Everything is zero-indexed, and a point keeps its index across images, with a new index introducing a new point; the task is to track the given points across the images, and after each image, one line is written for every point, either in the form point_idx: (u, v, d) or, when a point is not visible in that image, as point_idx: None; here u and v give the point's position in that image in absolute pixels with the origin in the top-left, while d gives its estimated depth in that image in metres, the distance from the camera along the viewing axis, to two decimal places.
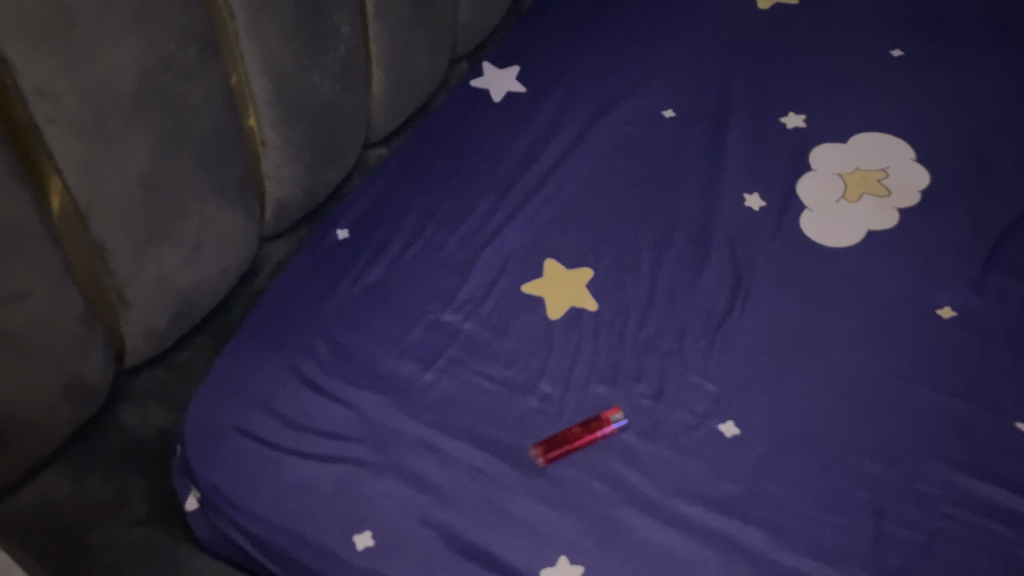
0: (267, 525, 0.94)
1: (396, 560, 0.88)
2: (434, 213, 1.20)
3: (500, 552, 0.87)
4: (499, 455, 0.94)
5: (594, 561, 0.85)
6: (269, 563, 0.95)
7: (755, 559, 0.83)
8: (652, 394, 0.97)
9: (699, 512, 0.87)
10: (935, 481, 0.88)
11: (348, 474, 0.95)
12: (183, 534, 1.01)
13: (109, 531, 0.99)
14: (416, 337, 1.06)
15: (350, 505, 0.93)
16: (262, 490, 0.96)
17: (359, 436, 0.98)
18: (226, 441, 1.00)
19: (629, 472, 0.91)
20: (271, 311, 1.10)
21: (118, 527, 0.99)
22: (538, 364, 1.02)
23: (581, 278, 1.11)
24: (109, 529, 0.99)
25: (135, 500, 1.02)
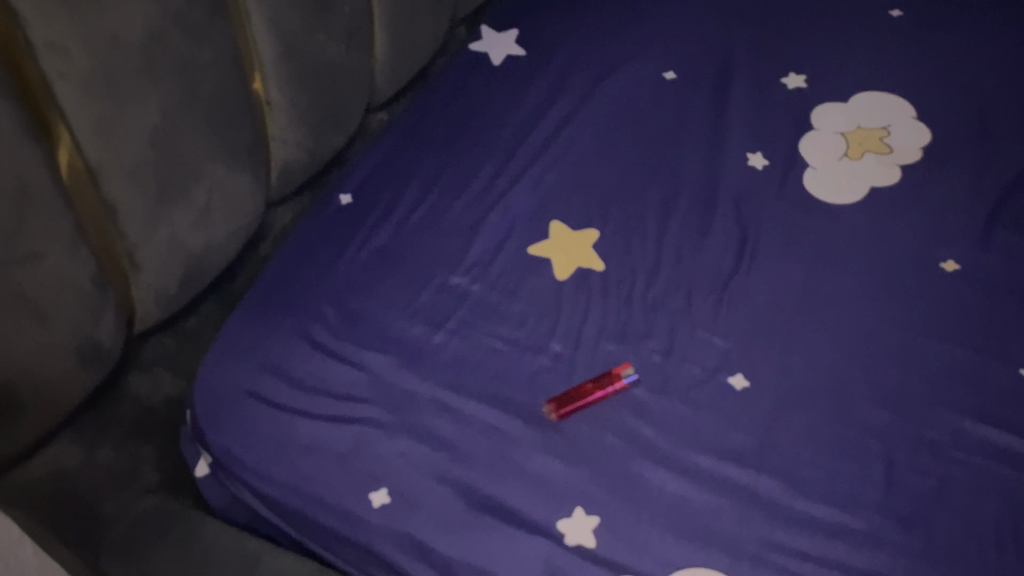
0: (283, 487, 0.95)
1: (414, 517, 0.89)
2: (438, 177, 1.20)
3: (517, 506, 0.88)
4: (512, 412, 0.95)
5: (611, 511, 0.86)
6: (280, 522, 0.97)
7: (769, 506, 0.84)
8: (661, 351, 0.98)
9: (713, 463, 0.88)
10: (944, 428, 0.89)
11: (363, 434, 0.96)
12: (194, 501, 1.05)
13: (121, 501, 1.01)
14: (426, 300, 1.07)
15: (366, 464, 0.94)
16: (278, 453, 0.96)
17: (372, 398, 0.99)
18: (241, 406, 1.00)
19: (641, 425, 0.92)
20: (280, 279, 1.11)
21: (130, 496, 1.02)
22: (548, 323, 1.03)
23: (587, 239, 1.11)
24: (121, 499, 1.01)
25: (146, 469, 1.06)
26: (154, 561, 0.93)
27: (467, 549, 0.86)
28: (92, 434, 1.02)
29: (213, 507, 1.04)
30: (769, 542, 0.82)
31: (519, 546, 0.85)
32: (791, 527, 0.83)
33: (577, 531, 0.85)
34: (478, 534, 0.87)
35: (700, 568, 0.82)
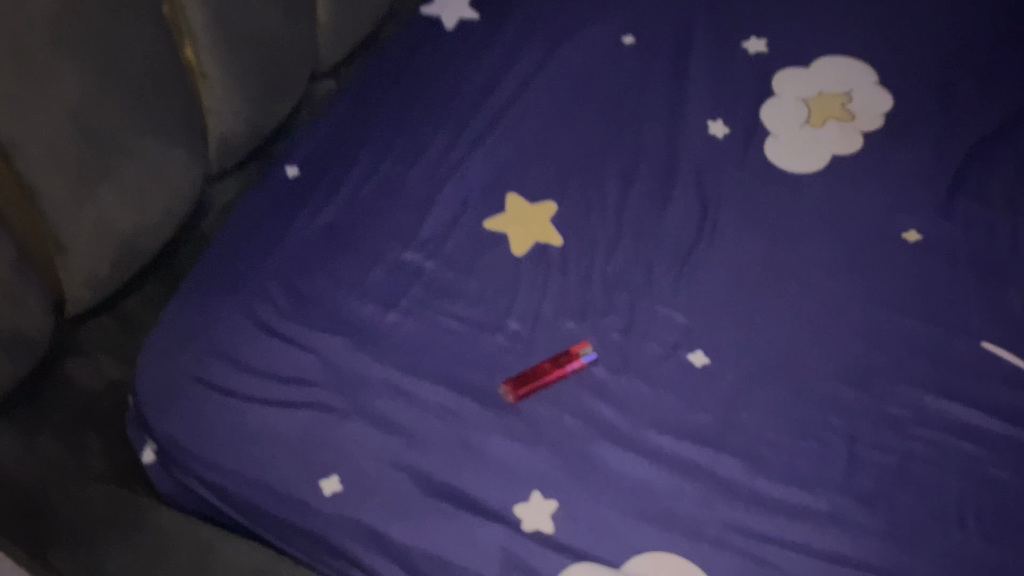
0: (232, 477, 0.91)
1: (368, 505, 0.87)
2: (389, 148, 1.15)
3: (474, 492, 0.85)
4: (468, 395, 0.92)
5: (570, 494, 0.84)
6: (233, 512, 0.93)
7: (731, 488, 0.83)
8: (621, 328, 0.96)
9: (672, 443, 0.86)
10: (906, 404, 0.88)
11: (314, 420, 0.92)
12: (145, 488, 0.99)
13: (66, 492, 0.92)
14: (377, 278, 1.03)
15: (319, 451, 0.90)
16: (225, 441, 0.93)
17: (323, 381, 0.95)
18: (184, 392, 0.96)
19: (600, 405, 0.89)
20: (223, 255, 1.06)
21: (76, 487, 0.93)
22: (505, 300, 0.99)
23: (545, 212, 1.08)
24: (66, 490, 0.92)
25: (94, 456, 0.98)
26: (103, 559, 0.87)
27: (421, 537, 0.84)
28: (27, 424, 0.96)
29: (164, 494, 0.99)
30: (732, 525, 0.81)
31: (474, 533, 0.83)
32: (754, 509, 0.81)
33: (535, 516, 0.83)
34: (434, 521, 0.85)
35: (660, 551, 0.80)
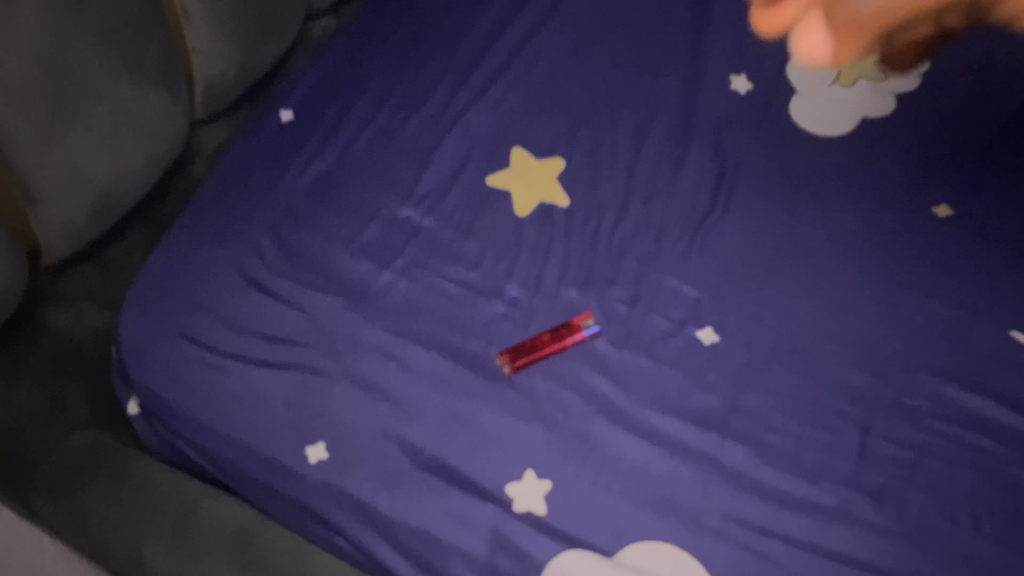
0: (215, 439, 0.87)
1: (355, 475, 0.81)
2: (389, 94, 1.09)
3: (465, 467, 0.80)
4: (463, 363, 0.87)
5: (566, 475, 0.79)
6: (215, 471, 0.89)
7: (734, 476, 0.79)
8: (626, 300, 0.91)
9: (674, 426, 0.82)
10: (924, 394, 0.83)
11: (301, 382, 0.87)
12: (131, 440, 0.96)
13: (50, 439, 0.92)
14: (372, 235, 0.98)
15: (305, 414, 0.85)
16: (207, 401, 0.88)
17: (310, 341, 0.90)
18: (165, 347, 0.91)
19: (601, 382, 0.85)
20: (211, 203, 1.02)
21: (58, 435, 0.93)
22: (505, 265, 0.94)
23: (552, 169, 1.02)
24: (50, 438, 0.92)
25: (76, 403, 0.96)
26: (90, 514, 0.88)
27: (408, 510, 0.79)
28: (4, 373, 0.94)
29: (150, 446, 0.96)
30: (733, 516, 0.77)
31: (464, 511, 0.78)
32: (757, 500, 0.77)
33: (528, 496, 0.78)
34: (422, 496, 0.79)
35: (657, 541, 0.75)
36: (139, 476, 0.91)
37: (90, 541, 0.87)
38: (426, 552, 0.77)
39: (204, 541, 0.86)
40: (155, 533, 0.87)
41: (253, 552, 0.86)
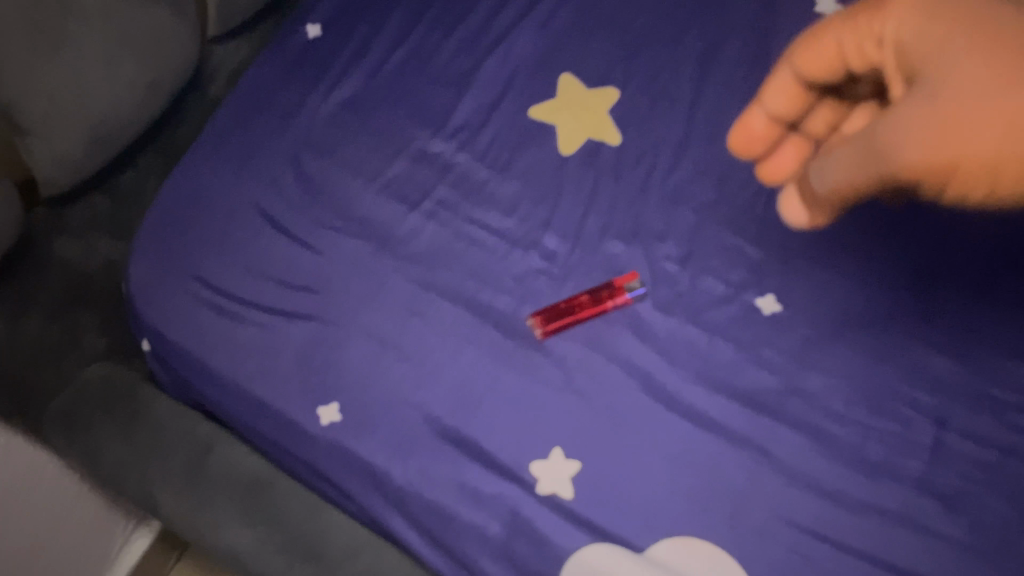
0: (221, 389, 0.80)
1: (367, 441, 0.75)
2: (426, 10, 0.98)
3: (485, 441, 0.73)
4: (491, 322, 0.79)
5: (597, 455, 0.71)
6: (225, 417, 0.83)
7: (786, 469, 0.70)
8: (678, 257, 0.81)
9: (722, 407, 0.73)
10: (1014, 385, 0.72)
11: (314, 333, 0.80)
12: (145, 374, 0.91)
13: (62, 372, 0.90)
14: (399, 170, 0.89)
15: (317, 370, 0.78)
16: (214, 349, 0.81)
17: (326, 288, 0.82)
18: (173, 288, 0.85)
19: (643, 352, 0.76)
20: (228, 127, 0.93)
21: (70, 367, 0.90)
22: (544, 211, 0.85)
23: (604, 101, 0.91)
24: (61, 371, 0.90)
25: (88, 336, 0.91)
26: (100, 452, 0.83)
27: (424, 482, 0.72)
28: (12, 303, 0.90)
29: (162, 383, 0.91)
30: (781, 515, 0.68)
31: (484, 487, 0.71)
32: (809, 498, 0.69)
33: (553, 478, 0.71)
34: (437, 469, 0.73)
35: (692, 536, 0.68)
36: (151, 416, 0.86)
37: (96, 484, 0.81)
38: (441, 528, 0.71)
39: (211, 488, 0.82)
40: (163, 475, 0.82)
41: (260, 503, 0.81)
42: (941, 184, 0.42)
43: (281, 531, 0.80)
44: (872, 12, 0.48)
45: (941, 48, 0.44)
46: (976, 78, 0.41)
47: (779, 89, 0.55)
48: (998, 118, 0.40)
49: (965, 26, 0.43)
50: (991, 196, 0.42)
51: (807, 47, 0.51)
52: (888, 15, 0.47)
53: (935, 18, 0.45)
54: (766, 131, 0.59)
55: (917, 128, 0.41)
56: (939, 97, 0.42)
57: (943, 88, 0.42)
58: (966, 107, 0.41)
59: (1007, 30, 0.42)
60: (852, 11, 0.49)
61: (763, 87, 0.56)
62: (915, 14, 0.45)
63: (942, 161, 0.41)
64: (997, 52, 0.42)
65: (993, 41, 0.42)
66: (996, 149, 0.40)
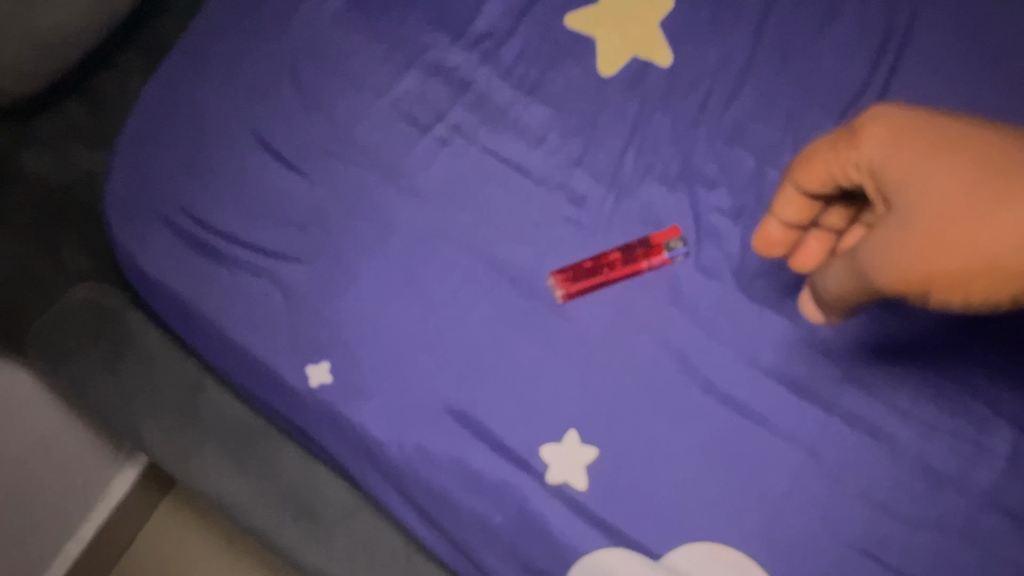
0: (201, 336, 0.72)
1: (361, 409, 0.66)
2: None
3: (492, 420, 0.64)
4: (508, 277, 0.69)
5: (618, 442, 0.63)
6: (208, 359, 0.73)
7: (836, 472, 0.62)
8: (730, 210, 0.70)
9: (767, 395, 0.64)
10: None
11: (307, 279, 0.70)
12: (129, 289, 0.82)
13: (46, 296, 0.79)
14: (408, 87, 0.76)
15: (308, 322, 0.69)
16: (194, 289, 0.72)
17: (322, 225, 0.72)
18: (148, 215, 0.75)
19: (681, 324, 0.66)
20: (219, 25, 0.81)
21: (55, 286, 0.79)
22: (577, 146, 0.73)
23: (656, 13, 0.77)
24: (46, 294, 0.78)
25: (71, 253, 0.81)
26: (85, 384, 0.77)
27: (423, 462, 0.64)
28: None
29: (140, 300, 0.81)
30: (827, 525, 0.61)
31: (488, 473, 0.63)
32: (861, 507, 0.61)
33: (566, 466, 0.62)
34: (439, 446, 0.64)
35: (719, 543, 0.60)
36: (139, 347, 0.78)
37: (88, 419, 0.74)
38: (438, 510, 0.65)
39: (205, 431, 0.77)
40: (152, 414, 0.77)
41: (257, 450, 0.76)
42: (927, 295, 0.43)
43: (282, 481, 0.75)
44: (844, 142, 0.48)
45: (905, 174, 0.44)
46: (937, 202, 0.42)
47: (786, 208, 0.55)
48: (963, 238, 0.40)
49: (922, 149, 0.43)
50: (973, 305, 0.42)
51: (806, 177, 0.51)
52: (858, 141, 0.47)
53: (892, 144, 0.45)
54: (789, 232, 0.58)
55: (888, 257, 0.43)
56: (908, 225, 0.43)
57: (909, 216, 0.43)
58: (934, 234, 0.41)
59: (958, 148, 0.42)
60: (832, 140, 0.49)
61: (773, 203, 0.56)
62: (879, 137, 0.46)
63: (922, 283, 0.42)
64: (954, 176, 0.42)
65: (948, 163, 0.42)
66: (967, 269, 0.40)
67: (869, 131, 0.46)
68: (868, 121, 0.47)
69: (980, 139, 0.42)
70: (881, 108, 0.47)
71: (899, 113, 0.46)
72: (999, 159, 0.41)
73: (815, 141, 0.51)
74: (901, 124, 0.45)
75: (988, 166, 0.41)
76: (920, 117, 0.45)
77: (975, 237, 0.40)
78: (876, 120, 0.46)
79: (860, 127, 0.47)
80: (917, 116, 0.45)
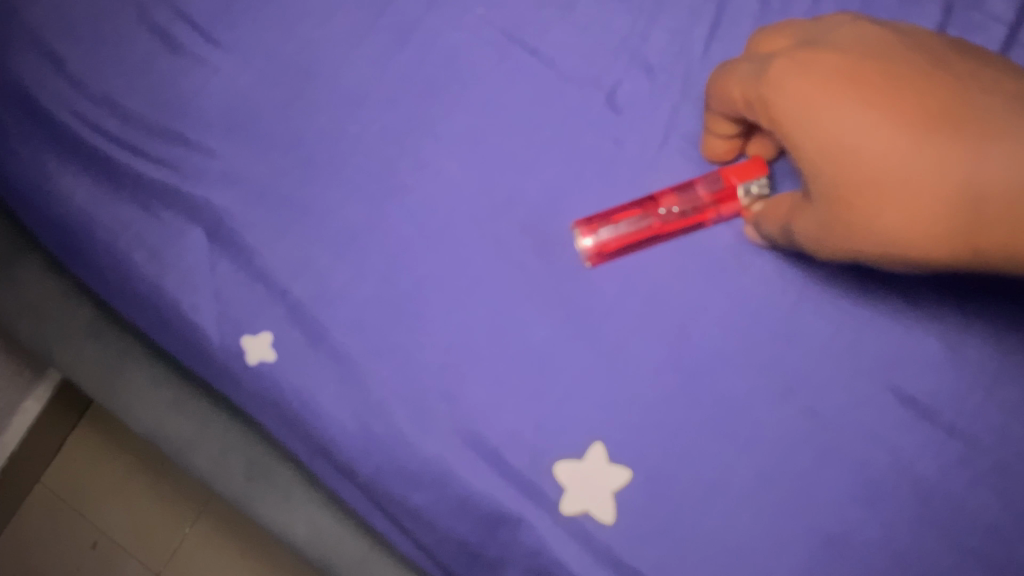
0: (96, 274, 0.53)
1: (311, 396, 0.49)
2: None
3: (488, 423, 0.47)
4: (517, 218, 0.50)
5: (657, 460, 0.46)
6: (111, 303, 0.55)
7: (954, 517, 0.45)
8: None
9: (868, 407, 0.46)
10: None
11: (236, 206, 0.51)
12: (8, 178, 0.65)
13: None
14: None
15: (241, 271, 0.50)
16: (78, 211, 0.52)
17: (261, 127, 0.52)
18: (9, 102, 0.53)
19: (753, 298, 0.48)
20: None
21: None
22: (621, 24, 0.52)
23: None
24: None
25: None
26: None
27: (397, 475, 0.48)
28: None
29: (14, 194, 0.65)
30: None
31: (479, 493, 0.47)
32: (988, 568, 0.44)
33: (586, 490, 0.46)
34: (416, 455, 0.48)
35: None
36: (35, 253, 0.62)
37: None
38: (417, 529, 0.50)
39: (126, 363, 0.62)
40: (64, 341, 0.62)
41: (196, 391, 0.62)
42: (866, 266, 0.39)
43: (227, 429, 0.61)
44: (756, 100, 0.41)
45: (814, 148, 0.37)
46: (846, 189, 0.36)
47: (718, 126, 0.47)
48: (884, 228, 0.35)
49: (829, 117, 0.36)
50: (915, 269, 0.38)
51: (728, 107, 0.44)
52: (765, 107, 0.40)
53: (797, 116, 0.38)
54: (731, 144, 0.48)
55: (820, 238, 0.39)
56: (830, 209, 0.37)
57: (826, 201, 0.37)
58: (852, 228, 0.36)
59: (859, 118, 0.35)
60: (744, 93, 0.42)
61: (710, 114, 0.47)
62: (783, 108, 0.38)
63: (858, 260, 0.38)
64: (860, 160, 0.35)
65: (850, 145, 0.36)
66: (894, 256, 0.36)
67: (773, 99, 0.39)
68: (770, 87, 0.39)
69: (894, 95, 0.35)
70: (780, 67, 0.39)
71: (799, 71, 0.38)
72: (919, 118, 0.35)
73: (728, 75, 0.43)
74: (806, 85, 0.37)
75: (901, 133, 0.35)
76: (821, 74, 0.37)
77: (889, 228, 0.35)
78: (777, 82, 0.39)
79: (764, 89, 0.39)
80: (816, 74, 0.37)
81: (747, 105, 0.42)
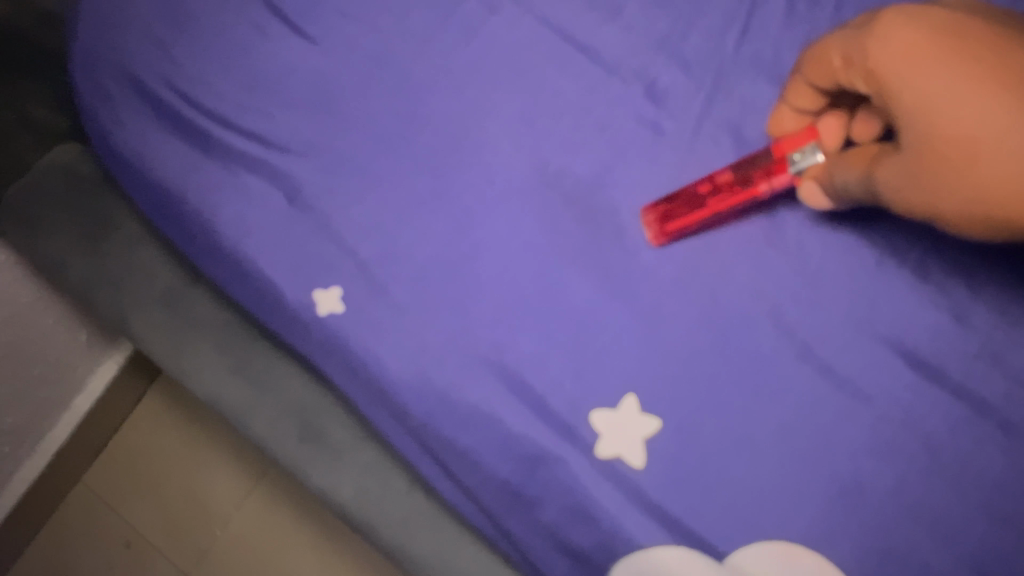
0: (187, 235, 0.60)
1: (371, 345, 0.54)
2: None
3: (534, 371, 0.52)
4: (565, 192, 0.56)
5: (685, 411, 0.50)
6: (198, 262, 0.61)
7: (961, 472, 0.49)
8: None
9: (881, 368, 0.51)
10: None
11: (314, 175, 0.57)
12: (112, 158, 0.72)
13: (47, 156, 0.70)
14: None
15: (314, 233, 0.56)
16: (174, 177, 0.58)
17: (340, 108, 0.58)
18: (120, 83, 0.60)
19: (775, 270, 0.53)
20: None
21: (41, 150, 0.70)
22: (664, 26, 0.59)
23: None
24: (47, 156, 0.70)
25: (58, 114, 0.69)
26: (64, 270, 0.68)
27: (448, 417, 0.53)
28: None
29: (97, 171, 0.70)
30: (946, 537, 0.48)
31: (523, 435, 0.51)
32: (993, 518, 0.48)
33: (620, 433, 0.50)
34: (466, 399, 0.52)
35: (799, 546, 0.47)
36: (126, 225, 0.69)
37: (74, 289, 0.69)
38: (463, 472, 0.55)
39: (200, 328, 0.68)
40: (138, 306, 0.68)
41: (258, 358, 0.68)
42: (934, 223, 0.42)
43: (288, 393, 0.67)
44: (855, 56, 0.44)
45: (913, 100, 0.40)
46: (935, 141, 0.39)
47: (795, 95, 0.51)
48: (966, 185, 0.38)
49: (933, 71, 0.39)
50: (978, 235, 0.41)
51: (818, 72, 0.47)
52: (866, 60, 0.42)
53: (900, 69, 0.40)
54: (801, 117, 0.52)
55: (901, 190, 0.42)
56: (917, 162, 0.40)
57: (914, 152, 0.40)
58: (935, 181, 0.39)
59: (964, 74, 0.38)
60: (845, 51, 0.45)
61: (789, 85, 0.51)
62: (885, 61, 0.41)
63: (932, 214, 0.41)
64: (954, 116, 0.38)
65: (948, 99, 0.38)
66: (967, 213, 0.39)
67: (876, 53, 0.42)
68: (875, 40, 0.42)
69: (997, 61, 0.38)
70: (887, 21, 0.42)
71: (908, 26, 0.41)
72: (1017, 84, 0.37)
73: (827, 40, 0.46)
74: (913, 40, 0.40)
75: (998, 96, 0.37)
76: (929, 30, 0.40)
77: (971, 184, 0.38)
78: (883, 36, 0.41)
79: (869, 42, 0.42)
80: (925, 30, 0.40)
81: (845, 64, 0.45)
